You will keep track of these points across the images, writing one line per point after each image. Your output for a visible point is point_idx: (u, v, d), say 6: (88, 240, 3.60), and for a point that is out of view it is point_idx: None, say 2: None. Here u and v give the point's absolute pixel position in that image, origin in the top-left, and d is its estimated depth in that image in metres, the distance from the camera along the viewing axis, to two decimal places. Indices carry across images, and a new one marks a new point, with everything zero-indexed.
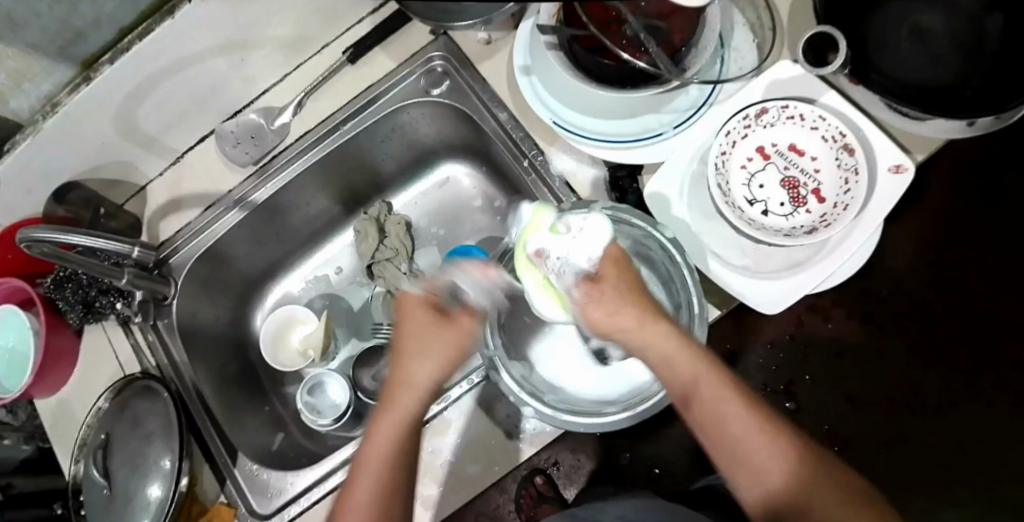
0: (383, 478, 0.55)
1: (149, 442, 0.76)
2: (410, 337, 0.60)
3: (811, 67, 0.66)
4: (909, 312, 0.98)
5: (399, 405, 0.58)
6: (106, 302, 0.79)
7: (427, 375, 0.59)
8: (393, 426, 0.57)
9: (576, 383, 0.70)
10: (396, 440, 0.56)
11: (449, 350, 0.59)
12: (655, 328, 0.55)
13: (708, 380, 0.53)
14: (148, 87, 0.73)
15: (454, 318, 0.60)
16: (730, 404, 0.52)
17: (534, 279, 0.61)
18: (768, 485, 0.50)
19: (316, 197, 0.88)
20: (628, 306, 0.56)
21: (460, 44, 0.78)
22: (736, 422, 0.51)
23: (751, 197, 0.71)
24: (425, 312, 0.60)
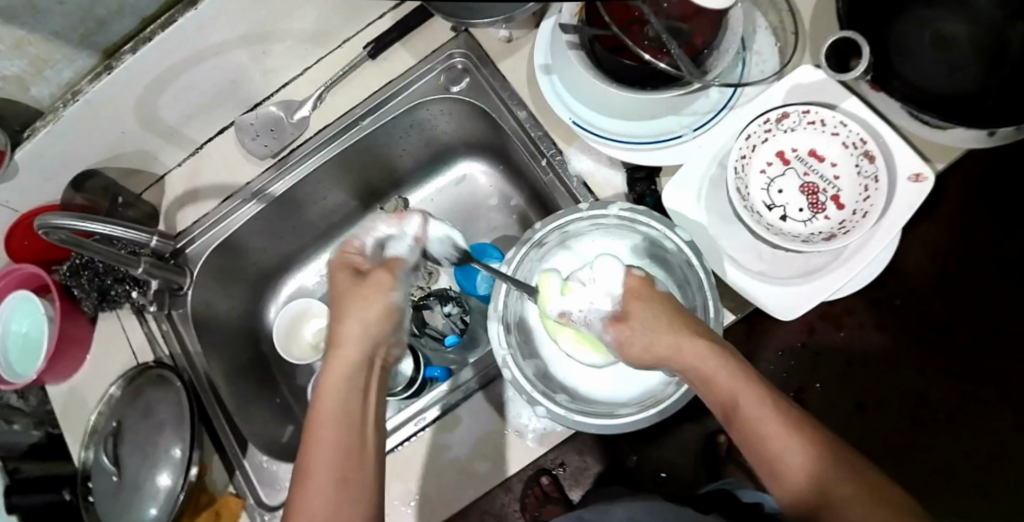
0: (335, 452, 0.53)
1: (160, 431, 0.77)
2: (341, 304, 0.60)
3: (834, 74, 0.66)
4: (923, 321, 0.98)
5: (331, 381, 0.56)
6: (122, 290, 0.80)
7: (353, 339, 0.58)
8: (331, 404, 0.55)
9: (591, 384, 0.69)
10: (338, 414, 0.54)
11: (375, 308, 0.59)
12: (688, 345, 0.56)
13: (742, 393, 0.53)
14: (168, 78, 0.74)
15: (370, 275, 0.61)
16: (763, 416, 0.52)
17: (569, 336, 0.67)
18: (805, 500, 0.51)
19: (333, 191, 0.88)
20: (660, 333, 0.58)
21: (480, 41, 0.78)
22: (769, 433, 0.52)
23: (769, 202, 0.71)
24: (344, 277, 0.61)
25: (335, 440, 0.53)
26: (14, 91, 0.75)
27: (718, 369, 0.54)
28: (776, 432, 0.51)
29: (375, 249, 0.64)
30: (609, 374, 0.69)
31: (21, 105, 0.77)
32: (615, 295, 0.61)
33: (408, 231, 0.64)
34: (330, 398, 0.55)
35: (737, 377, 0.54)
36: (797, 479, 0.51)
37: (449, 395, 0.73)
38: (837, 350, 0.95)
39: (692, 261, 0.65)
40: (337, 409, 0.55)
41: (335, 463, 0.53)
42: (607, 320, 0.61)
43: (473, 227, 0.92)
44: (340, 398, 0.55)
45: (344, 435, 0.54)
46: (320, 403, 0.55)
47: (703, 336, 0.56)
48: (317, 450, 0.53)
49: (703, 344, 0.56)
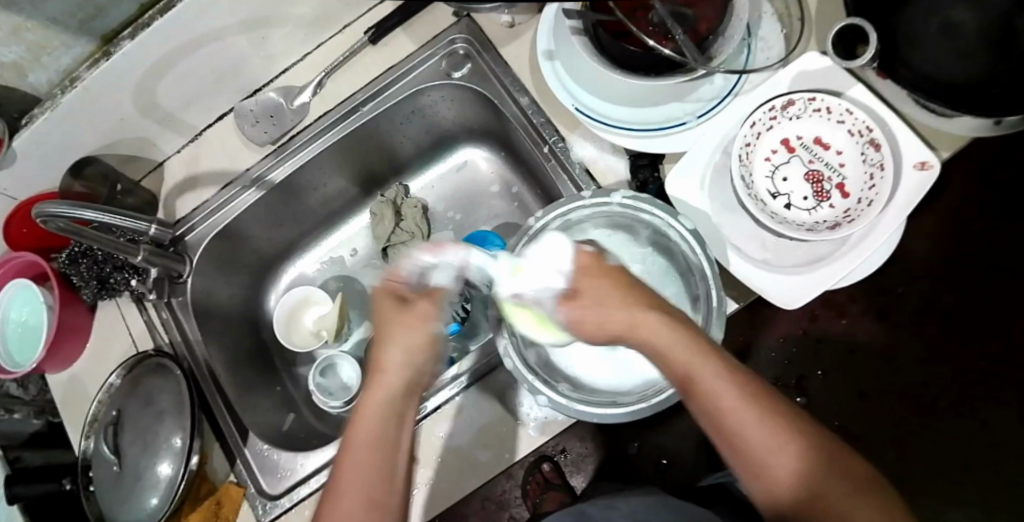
0: (367, 491, 0.49)
1: (160, 420, 0.76)
2: (384, 331, 0.56)
3: (840, 60, 0.65)
4: (926, 311, 0.97)
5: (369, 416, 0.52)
6: (121, 278, 0.80)
7: (393, 368, 0.54)
8: (367, 439, 0.51)
9: (591, 375, 0.69)
10: (379, 442, 0.51)
11: (420, 338, 0.55)
12: (644, 322, 0.53)
13: (706, 371, 0.50)
14: (167, 64, 0.73)
15: (414, 303, 0.57)
16: (724, 392, 0.49)
17: (526, 319, 0.62)
18: (771, 480, 0.48)
19: (334, 178, 0.87)
20: (612, 310, 0.55)
21: (482, 26, 0.78)
22: (738, 411, 0.49)
23: (774, 190, 0.71)
24: (388, 303, 0.57)
25: (373, 468, 0.50)
26: (12, 78, 0.74)
27: (681, 346, 0.51)
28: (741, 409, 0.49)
29: (419, 276, 0.58)
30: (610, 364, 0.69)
31: (19, 92, 0.76)
32: (563, 269, 0.58)
33: (449, 261, 0.59)
34: (366, 433, 0.51)
35: (701, 353, 0.51)
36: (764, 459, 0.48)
37: (450, 384, 0.72)
38: (838, 338, 0.95)
39: (693, 249, 0.65)
40: (377, 436, 0.51)
41: (372, 491, 0.49)
42: (559, 298, 0.57)
43: (475, 214, 0.92)
44: (376, 434, 0.51)
45: (383, 468, 0.50)
46: (363, 426, 0.51)
47: (660, 314, 0.53)
48: (359, 472, 0.49)
49: (664, 321, 0.53)
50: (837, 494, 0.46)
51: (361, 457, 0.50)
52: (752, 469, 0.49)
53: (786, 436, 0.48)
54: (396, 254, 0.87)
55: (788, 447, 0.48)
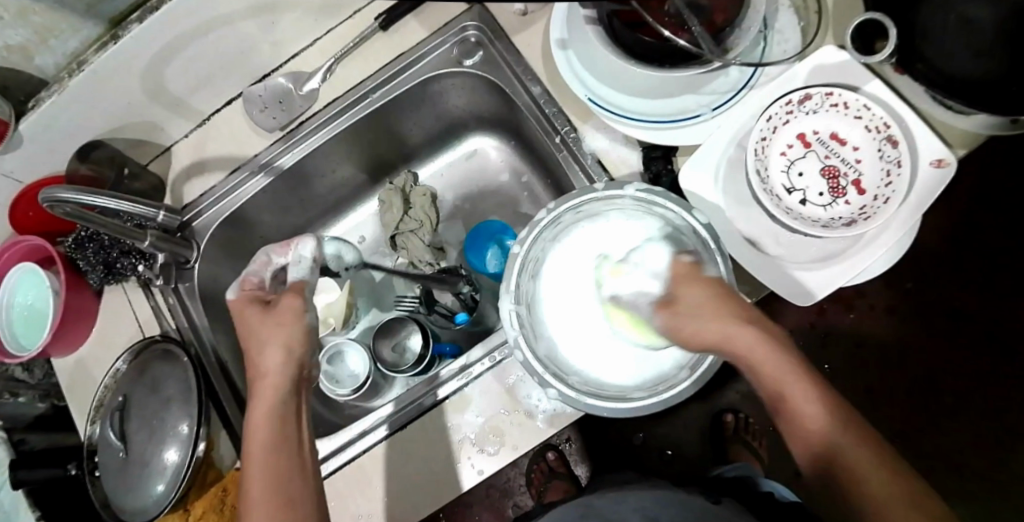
0: (267, 474, 0.55)
1: (167, 407, 0.77)
2: (253, 334, 0.63)
3: (860, 56, 0.65)
4: (933, 307, 0.98)
5: (260, 402, 0.59)
6: (128, 263, 0.79)
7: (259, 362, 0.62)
8: (262, 427, 0.57)
9: (616, 373, 0.68)
10: (268, 417, 0.58)
11: (291, 333, 0.63)
12: (721, 328, 0.56)
13: (776, 369, 0.55)
14: (176, 47, 0.72)
15: (279, 305, 0.65)
16: (782, 370, 0.55)
17: (622, 319, 0.66)
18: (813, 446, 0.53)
19: (342, 165, 0.87)
20: (707, 318, 0.57)
21: (495, 14, 0.76)
22: (795, 401, 0.54)
23: (789, 185, 0.70)
24: (253, 311, 0.65)
25: (264, 439, 0.57)
26: (17, 60, 0.73)
27: (754, 349, 0.55)
28: (795, 400, 0.54)
29: (273, 279, 0.69)
30: (632, 357, 0.68)
31: (26, 74, 0.75)
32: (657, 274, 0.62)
33: (303, 253, 0.69)
34: (262, 420, 0.58)
35: (773, 355, 0.55)
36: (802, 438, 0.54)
37: (459, 376, 0.72)
38: (845, 332, 0.97)
39: (707, 242, 0.63)
40: (266, 415, 0.58)
41: (270, 456, 0.56)
42: (655, 304, 0.61)
43: (484, 204, 0.91)
44: (270, 422, 0.58)
45: (278, 454, 0.56)
46: (256, 411, 0.59)
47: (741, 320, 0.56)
48: (257, 445, 0.56)
49: (748, 327, 0.56)
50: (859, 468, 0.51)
51: (256, 433, 0.57)
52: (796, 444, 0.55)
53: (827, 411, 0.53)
54: (405, 242, 0.86)
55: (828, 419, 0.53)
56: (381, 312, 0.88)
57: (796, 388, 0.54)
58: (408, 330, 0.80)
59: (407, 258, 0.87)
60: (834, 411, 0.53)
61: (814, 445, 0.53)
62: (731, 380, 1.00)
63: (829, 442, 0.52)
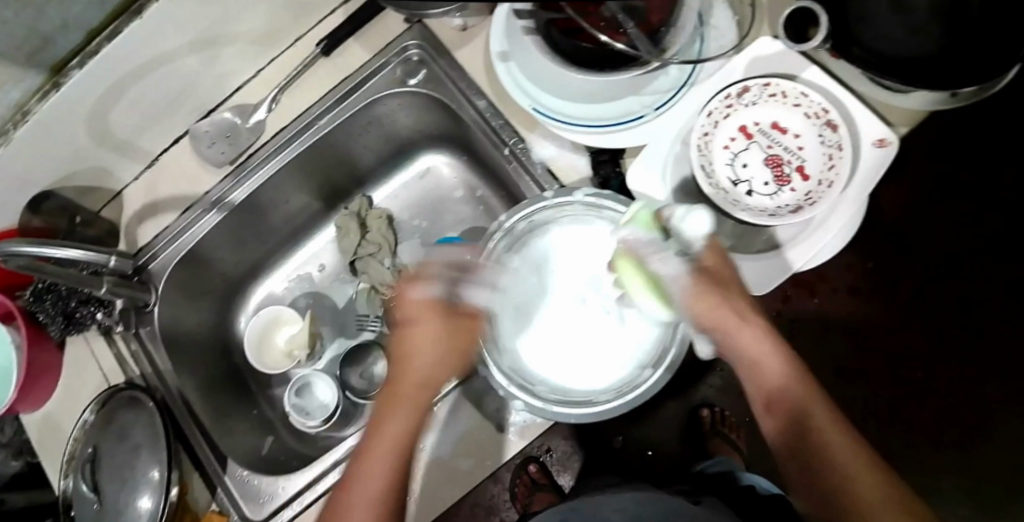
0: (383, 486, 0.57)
1: (137, 453, 0.75)
2: (428, 331, 0.63)
3: (794, 44, 0.65)
4: (898, 283, 1.00)
5: (400, 405, 0.61)
6: (86, 312, 0.78)
7: (419, 373, 0.62)
8: (393, 433, 0.59)
9: (587, 376, 0.68)
10: (400, 438, 0.59)
11: (469, 339, 0.64)
12: (730, 315, 0.58)
13: (773, 362, 0.58)
14: (119, 90, 0.71)
15: (461, 309, 0.65)
16: (766, 357, 0.58)
17: (638, 282, 0.59)
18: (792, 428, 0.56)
19: (296, 194, 0.87)
20: (723, 296, 0.58)
21: (435, 32, 0.76)
22: (782, 387, 0.57)
23: (734, 177, 0.70)
24: (427, 306, 0.63)
25: (391, 458, 0.58)
26: None
27: (754, 343, 0.58)
28: (783, 393, 0.57)
29: None
30: (605, 362, 0.68)
31: None
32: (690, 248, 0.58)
33: None
34: (393, 423, 0.60)
35: (773, 350, 0.58)
36: (785, 427, 0.57)
37: None
38: (811, 315, 0.98)
39: None
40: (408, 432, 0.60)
41: (393, 471, 0.58)
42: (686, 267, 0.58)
43: (440, 221, 0.91)
44: (402, 428, 0.60)
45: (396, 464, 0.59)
46: (392, 425, 0.60)
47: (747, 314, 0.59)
48: (380, 458, 0.58)
49: (753, 320, 0.59)
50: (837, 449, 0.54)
51: (394, 454, 0.58)
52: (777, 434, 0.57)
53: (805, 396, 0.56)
54: (365, 266, 0.87)
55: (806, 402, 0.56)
56: (348, 338, 0.90)
57: (790, 384, 0.57)
58: None
59: (368, 282, 0.88)
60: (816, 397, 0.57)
61: (795, 426, 0.56)
62: (705, 376, 1.00)
63: (812, 423, 0.55)
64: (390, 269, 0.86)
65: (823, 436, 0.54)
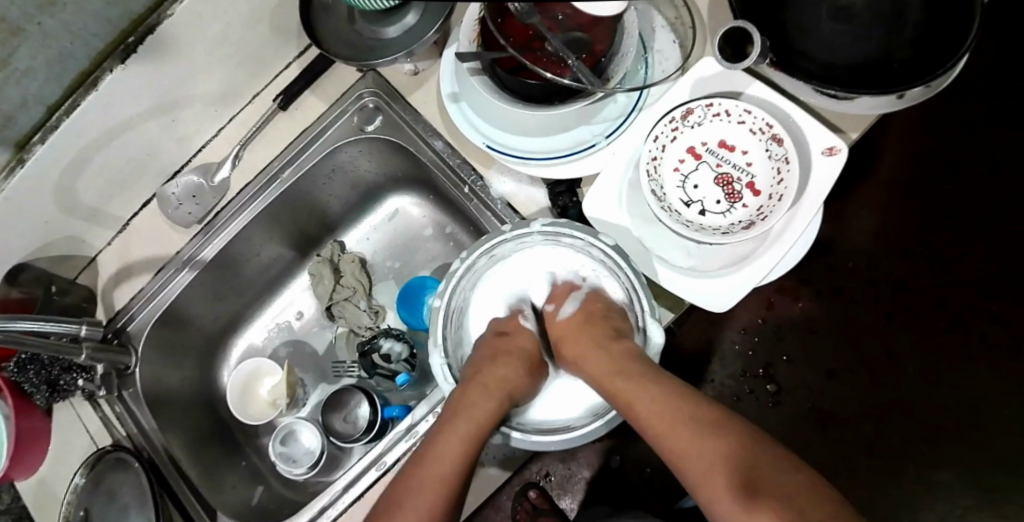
0: (437, 490, 0.59)
1: (125, 515, 0.76)
2: (496, 350, 0.68)
3: (728, 64, 0.66)
4: (874, 284, 1.06)
5: (468, 413, 0.63)
6: (70, 380, 0.78)
7: (513, 384, 0.66)
8: (454, 441, 0.62)
9: (560, 409, 0.71)
10: (465, 447, 0.62)
11: (526, 355, 0.70)
12: (589, 361, 0.66)
13: (674, 409, 0.60)
14: (83, 159, 0.73)
15: (514, 333, 0.71)
16: (640, 394, 0.61)
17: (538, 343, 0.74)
18: (702, 465, 0.56)
19: (268, 244, 0.89)
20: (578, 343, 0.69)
21: (388, 77, 0.78)
22: (665, 426, 0.59)
23: (686, 199, 0.71)
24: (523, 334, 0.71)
25: (451, 466, 0.61)
26: None
27: (647, 394, 0.61)
28: (692, 438, 0.57)
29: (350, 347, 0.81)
30: (582, 394, 0.71)
31: None
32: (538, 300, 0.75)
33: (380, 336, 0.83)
34: (455, 434, 0.62)
35: (664, 396, 0.61)
36: (708, 474, 0.55)
37: (406, 436, 0.74)
38: (797, 319, 1.07)
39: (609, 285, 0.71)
40: (466, 444, 0.62)
41: (448, 475, 0.60)
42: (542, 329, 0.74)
43: (413, 259, 0.93)
44: (468, 438, 0.62)
45: (454, 471, 0.60)
46: (448, 439, 0.62)
47: (624, 368, 0.63)
48: (435, 461, 0.61)
49: (639, 371, 0.63)
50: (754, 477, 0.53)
51: (448, 467, 0.60)
52: (706, 492, 0.55)
53: (695, 428, 0.58)
54: (341, 310, 0.89)
55: (698, 438, 0.57)
56: (328, 385, 0.91)
57: (691, 425, 0.58)
58: (357, 399, 0.80)
59: (346, 326, 0.90)
60: (704, 426, 0.58)
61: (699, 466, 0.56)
62: None
63: (714, 460, 0.55)
64: (367, 312, 0.88)
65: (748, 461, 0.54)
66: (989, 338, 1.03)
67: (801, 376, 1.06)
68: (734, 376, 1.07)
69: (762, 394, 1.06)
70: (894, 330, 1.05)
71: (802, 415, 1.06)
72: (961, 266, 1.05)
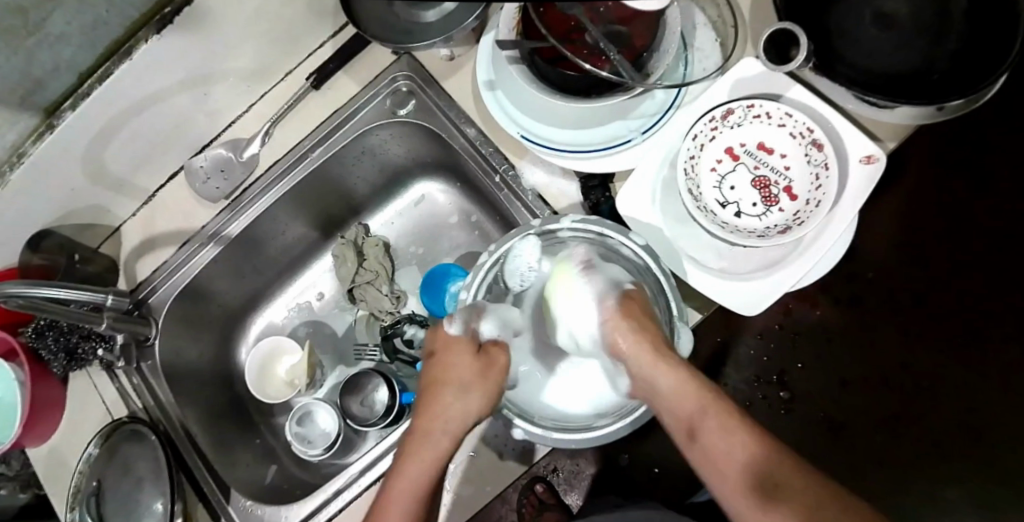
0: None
1: (140, 487, 0.75)
2: (435, 376, 0.67)
3: (773, 66, 0.65)
4: (892, 295, 1.06)
5: (413, 457, 0.63)
6: (89, 348, 0.79)
7: (462, 410, 0.65)
8: (400, 489, 0.61)
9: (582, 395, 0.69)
10: (413, 490, 0.61)
11: (463, 371, 0.66)
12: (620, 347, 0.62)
13: (710, 409, 0.59)
14: (113, 128, 0.72)
15: (452, 347, 0.68)
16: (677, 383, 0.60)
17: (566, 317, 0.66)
18: (736, 460, 0.56)
19: (293, 224, 0.89)
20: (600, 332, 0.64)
21: (423, 63, 0.78)
22: (701, 419, 0.59)
23: (722, 199, 0.71)
24: (464, 346, 0.67)
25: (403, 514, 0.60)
26: None
27: (684, 394, 0.60)
28: (721, 439, 0.57)
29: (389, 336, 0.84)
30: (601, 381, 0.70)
31: None
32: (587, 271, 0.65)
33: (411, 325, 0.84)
34: (401, 480, 0.62)
35: (701, 395, 0.59)
36: (728, 475, 0.56)
37: None
38: (814, 326, 1.06)
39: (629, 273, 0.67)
40: (410, 491, 0.61)
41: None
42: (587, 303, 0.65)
43: (437, 247, 0.93)
44: (414, 481, 0.62)
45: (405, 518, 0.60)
46: (394, 488, 0.61)
47: (664, 361, 0.61)
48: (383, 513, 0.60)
49: (682, 370, 0.60)
50: (789, 478, 0.54)
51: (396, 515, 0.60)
52: (728, 483, 0.56)
53: (733, 427, 0.57)
54: (363, 293, 0.89)
55: (739, 437, 0.57)
56: (347, 367, 0.92)
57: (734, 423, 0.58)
58: (374, 383, 0.80)
59: (367, 309, 0.90)
60: (742, 426, 0.57)
61: (734, 459, 0.56)
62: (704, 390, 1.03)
63: (754, 461, 0.55)
64: (388, 297, 0.88)
65: (774, 468, 0.54)
66: (1006, 356, 1.03)
67: (814, 384, 1.05)
68: (747, 381, 1.06)
69: (774, 400, 1.06)
70: (911, 343, 1.05)
71: (814, 424, 1.05)
72: (980, 282, 1.04)
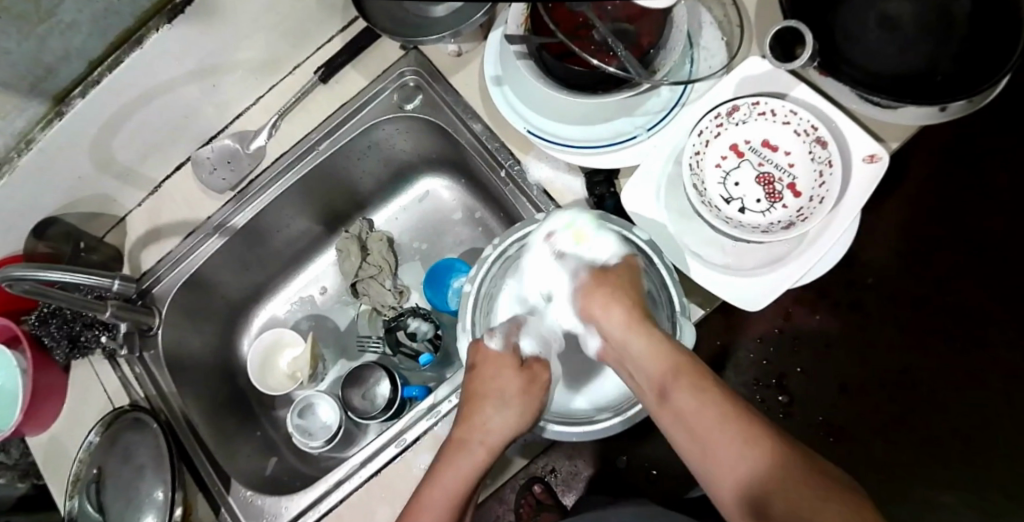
0: None
1: (141, 474, 0.75)
2: (476, 387, 0.68)
3: (778, 63, 0.66)
4: (893, 300, 1.06)
5: (452, 468, 0.63)
6: (91, 336, 0.79)
7: (509, 428, 0.66)
8: (436, 497, 0.62)
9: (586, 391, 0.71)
10: (451, 500, 0.62)
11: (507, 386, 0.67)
12: (606, 308, 0.65)
13: (693, 382, 0.58)
14: (122, 117, 0.73)
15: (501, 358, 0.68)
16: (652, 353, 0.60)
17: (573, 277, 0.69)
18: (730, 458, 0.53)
19: (297, 218, 0.89)
20: (593, 295, 0.66)
21: (430, 58, 0.78)
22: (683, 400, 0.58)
23: (726, 195, 0.71)
24: (508, 360, 0.68)
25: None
26: None
27: (655, 361, 0.60)
28: (701, 423, 0.55)
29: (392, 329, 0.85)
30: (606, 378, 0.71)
31: None
32: (560, 251, 0.68)
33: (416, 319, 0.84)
34: (440, 486, 0.62)
35: (674, 361, 0.59)
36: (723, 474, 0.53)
37: (429, 414, 0.74)
38: (813, 331, 1.07)
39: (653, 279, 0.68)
40: (448, 502, 0.62)
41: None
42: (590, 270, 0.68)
43: (440, 243, 0.93)
44: (450, 491, 0.62)
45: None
46: (430, 495, 0.62)
47: (642, 326, 0.62)
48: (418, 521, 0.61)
49: (658, 337, 0.61)
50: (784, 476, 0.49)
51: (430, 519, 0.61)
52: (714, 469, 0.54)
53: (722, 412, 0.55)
54: (366, 288, 0.89)
55: (730, 431, 0.54)
56: (349, 361, 0.92)
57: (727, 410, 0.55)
58: (376, 376, 0.81)
59: (370, 303, 0.89)
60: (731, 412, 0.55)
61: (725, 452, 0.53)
62: None
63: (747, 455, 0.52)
64: (391, 291, 0.88)
65: (765, 465, 0.51)
66: (1005, 363, 1.03)
67: (814, 388, 1.06)
68: (746, 383, 1.06)
69: (773, 403, 1.06)
70: (911, 348, 1.05)
71: (813, 427, 1.05)
72: (980, 289, 1.05)
